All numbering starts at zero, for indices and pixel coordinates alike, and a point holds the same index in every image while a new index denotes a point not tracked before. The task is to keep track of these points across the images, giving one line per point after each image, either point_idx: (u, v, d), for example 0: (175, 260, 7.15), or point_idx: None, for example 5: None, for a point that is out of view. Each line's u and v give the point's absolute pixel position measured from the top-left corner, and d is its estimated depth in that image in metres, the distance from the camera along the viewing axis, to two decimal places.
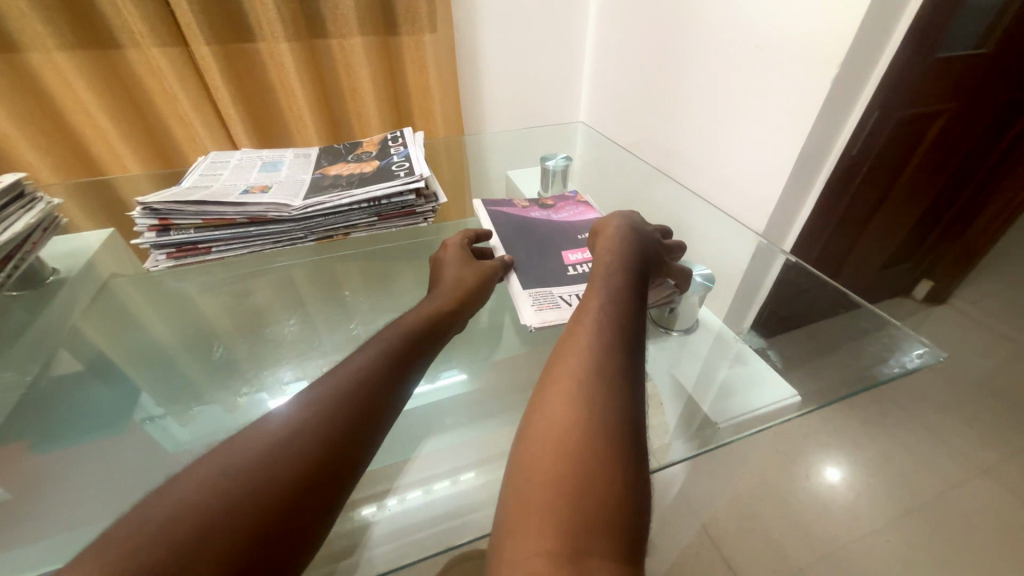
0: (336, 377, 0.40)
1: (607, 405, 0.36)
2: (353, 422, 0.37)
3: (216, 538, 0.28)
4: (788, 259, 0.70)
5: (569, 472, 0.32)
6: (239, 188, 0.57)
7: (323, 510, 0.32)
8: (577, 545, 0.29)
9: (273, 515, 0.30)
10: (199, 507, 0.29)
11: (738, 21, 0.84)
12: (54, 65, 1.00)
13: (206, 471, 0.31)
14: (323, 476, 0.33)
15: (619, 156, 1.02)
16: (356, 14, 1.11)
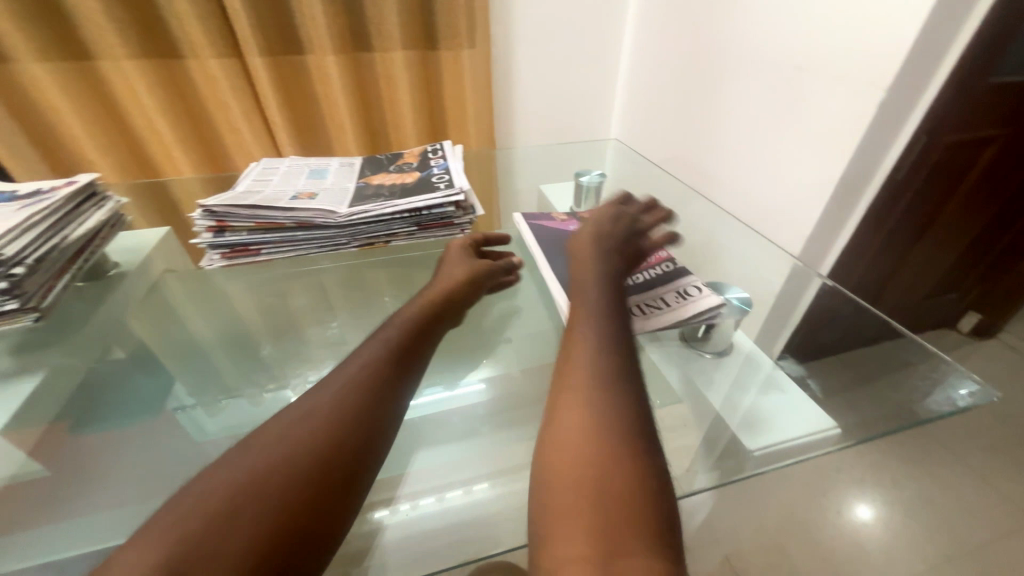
0: (339, 376, 0.42)
1: (622, 409, 0.37)
2: (357, 417, 0.39)
3: (238, 533, 0.31)
4: (824, 283, 0.67)
5: (593, 477, 0.33)
6: (288, 193, 0.61)
7: (334, 498, 0.35)
8: (608, 547, 0.29)
9: (286, 509, 0.33)
10: (221, 505, 0.32)
11: (780, 42, 0.83)
12: (122, 73, 1.07)
13: (224, 473, 0.35)
14: (331, 469, 0.36)
15: (652, 173, 1.01)
16: (400, 30, 1.16)
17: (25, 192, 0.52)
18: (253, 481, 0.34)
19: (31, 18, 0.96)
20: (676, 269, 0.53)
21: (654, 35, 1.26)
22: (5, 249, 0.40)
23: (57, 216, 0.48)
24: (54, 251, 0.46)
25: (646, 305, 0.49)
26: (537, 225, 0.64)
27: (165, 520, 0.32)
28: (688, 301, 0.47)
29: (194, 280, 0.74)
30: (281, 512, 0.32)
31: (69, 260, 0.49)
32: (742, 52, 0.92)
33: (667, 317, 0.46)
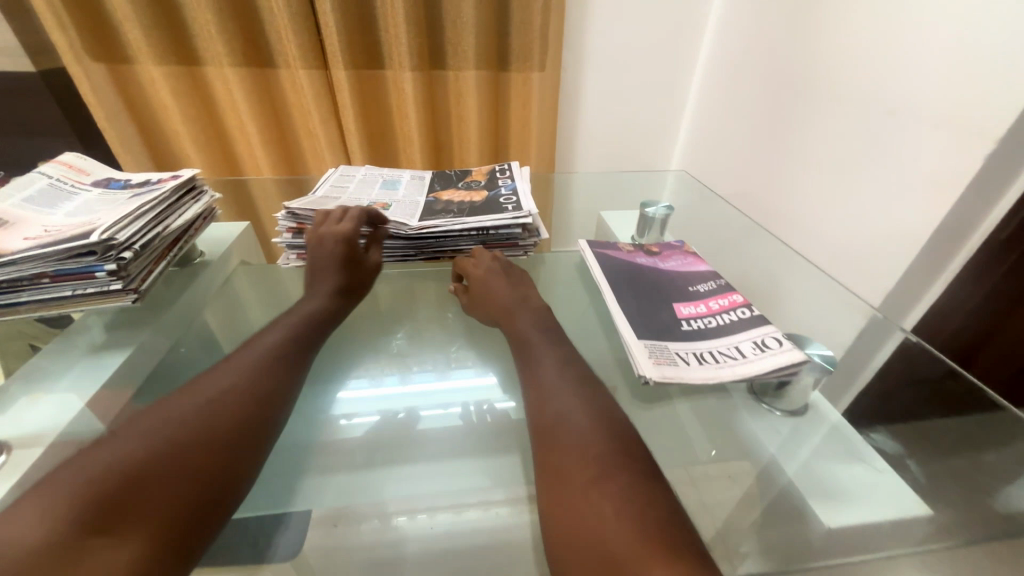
0: (240, 356, 0.50)
1: (605, 429, 0.36)
2: (252, 390, 0.46)
3: (130, 466, 0.36)
4: (907, 338, 0.57)
5: (583, 498, 0.31)
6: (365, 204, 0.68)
7: (216, 449, 0.41)
8: (629, 546, 0.28)
9: (167, 451, 0.38)
10: (130, 449, 0.37)
11: (875, 83, 0.78)
12: (223, 78, 1.18)
13: (139, 428, 0.40)
14: (209, 425, 0.42)
15: (718, 208, 0.98)
16: (475, 51, 1.20)
17: (138, 183, 0.57)
18: (164, 421, 0.40)
19: (157, 27, 1.08)
20: (755, 315, 0.48)
21: (731, 68, 1.22)
22: (118, 235, 0.44)
23: (161, 207, 0.52)
24: (156, 239, 0.50)
25: (720, 353, 0.44)
26: (604, 254, 0.63)
27: (82, 458, 0.37)
28: (770, 353, 0.42)
29: (264, 275, 0.79)
30: (198, 442, 0.40)
31: (166, 248, 0.53)
32: (833, 91, 0.87)
33: (746, 369, 0.41)
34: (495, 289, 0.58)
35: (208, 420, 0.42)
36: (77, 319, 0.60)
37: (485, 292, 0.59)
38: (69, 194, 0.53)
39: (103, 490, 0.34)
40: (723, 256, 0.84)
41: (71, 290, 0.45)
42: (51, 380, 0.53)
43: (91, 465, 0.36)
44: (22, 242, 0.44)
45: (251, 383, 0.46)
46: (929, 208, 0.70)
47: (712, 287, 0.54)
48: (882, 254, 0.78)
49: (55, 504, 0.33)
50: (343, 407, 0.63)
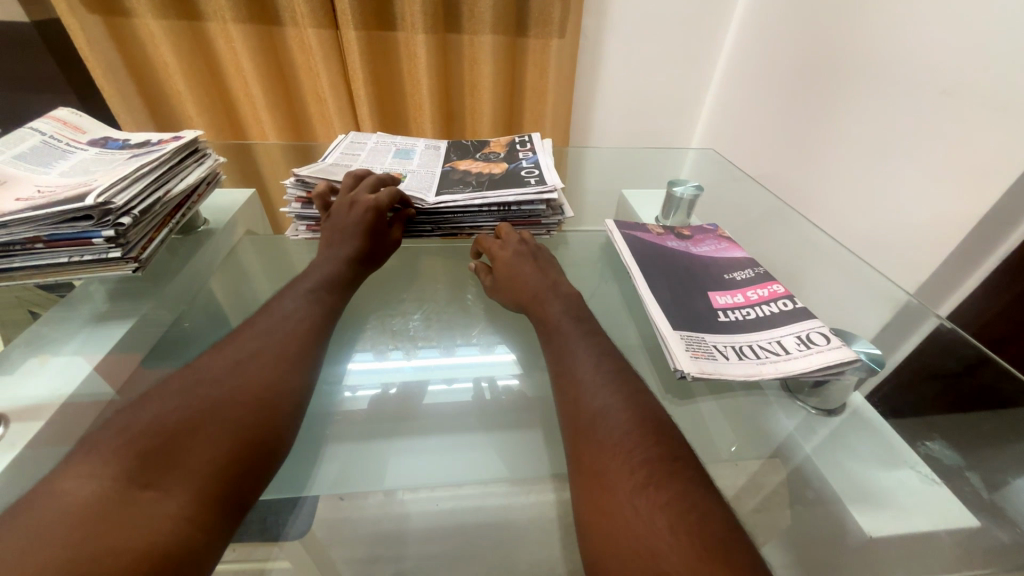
0: (274, 319, 0.48)
1: (648, 431, 0.35)
2: (292, 352, 0.44)
3: (185, 425, 0.35)
4: (940, 324, 0.54)
5: (631, 506, 0.30)
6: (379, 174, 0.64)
7: (265, 410, 0.39)
8: (674, 538, 0.28)
9: (217, 410, 0.37)
10: (179, 410, 0.36)
11: (927, 59, 0.72)
12: (225, 34, 1.11)
13: (178, 386, 0.39)
14: (258, 386, 0.40)
15: (744, 189, 0.93)
16: (492, 14, 1.12)
17: (137, 143, 0.53)
18: (197, 383, 0.39)
19: None
20: (798, 308, 0.46)
21: (765, 39, 1.14)
22: (116, 199, 0.41)
23: (162, 170, 0.49)
24: (157, 205, 0.47)
25: (761, 347, 0.42)
26: (631, 236, 0.59)
27: (116, 420, 0.36)
28: (817, 350, 0.40)
29: (270, 244, 0.75)
30: (235, 403, 0.38)
31: (169, 214, 0.50)
32: (878, 68, 0.81)
33: (790, 365, 0.39)
34: (522, 274, 0.55)
35: (240, 381, 0.40)
36: (78, 285, 0.57)
37: (511, 277, 0.56)
38: (64, 152, 0.49)
39: (144, 451, 0.33)
40: (751, 240, 0.80)
41: (67, 256, 0.42)
42: (51, 349, 0.51)
43: (127, 428, 0.34)
44: (13, 203, 0.41)
45: (280, 347, 0.44)
46: (976, 197, 0.66)
47: (749, 275, 0.52)
48: (921, 244, 0.74)
49: (94, 467, 0.31)
50: (348, 379, 0.61)
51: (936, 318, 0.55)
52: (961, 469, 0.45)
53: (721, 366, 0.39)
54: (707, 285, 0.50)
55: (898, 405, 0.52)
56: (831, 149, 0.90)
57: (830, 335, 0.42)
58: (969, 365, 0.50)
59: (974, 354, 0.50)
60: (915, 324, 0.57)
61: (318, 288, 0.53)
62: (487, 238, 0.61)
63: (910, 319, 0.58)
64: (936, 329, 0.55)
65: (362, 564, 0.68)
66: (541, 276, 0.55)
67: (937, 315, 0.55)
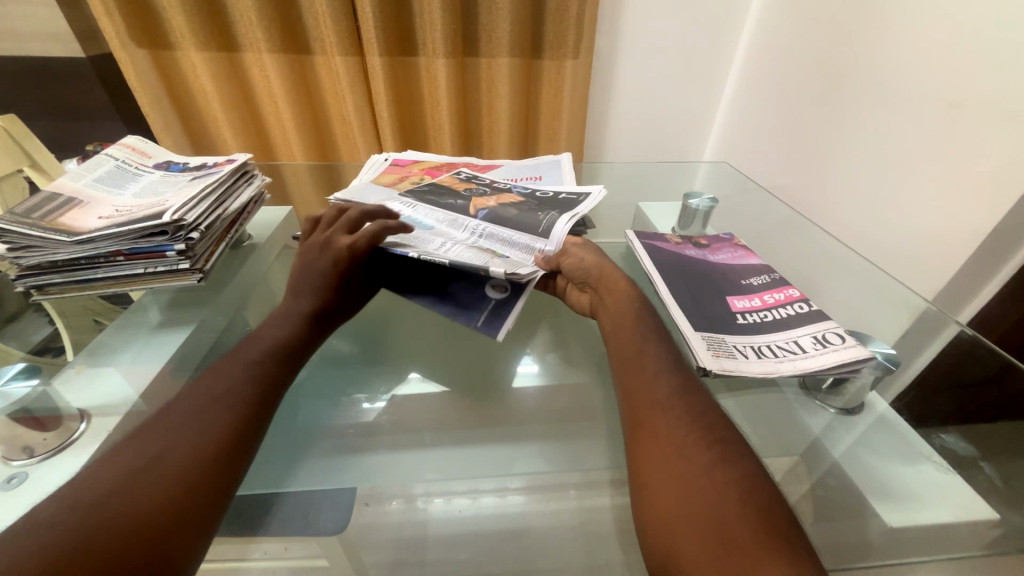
0: (228, 370, 0.44)
1: (715, 418, 0.38)
2: (246, 406, 0.41)
3: (144, 495, 0.33)
4: (961, 332, 0.58)
5: (708, 477, 0.33)
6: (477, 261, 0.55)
7: (224, 473, 0.37)
8: (748, 510, 0.31)
9: (178, 480, 0.34)
10: (136, 478, 0.33)
11: (933, 74, 0.75)
12: (260, 62, 1.19)
13: (129, 453, 0.35)
14: (220, 447, 0.37)
15: (757, 201, 0.95)
16: (509, 38, 1.18)
17: (194, 166, 0.59)
18: (176, 433, 0.37)
19: (197, 10, 1.09)
20: (813, 310, 0.48)
21: (774, 56, 1.18)
22: (186, 216, 0.46)
23: (221, 190, 0.54)
24: (217, 221, 0.52)
25: (779, 347, 0.45)
26: (651, 245, 0.62)
27: (71, 486, 0.33)
28: (833, 348, 0.43)
29: None
30: (214, 458, 0.37)
31: (225, 230, 0.55)
32: (885, 82, 0.84)
33: (807, 363, 0.42)
34: (612, 272, 0.56)
35: (221, 426, 0.39)
36: (138, 297, 0.62)
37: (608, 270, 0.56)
38: (135, 176, 0.55)
39: (140, 514, 0.32)
40: (767, 249, 0.82)
41: (143, 268, 0.47)
42: (117, 355, 0.55)
43: (101, 491, 0.32)
44: (97, 221, 0.46)
45: (257, 388, 0.43)
46: (990, 204, 0.67)
47: (765, 280, 0.54)
48: (937, 251, 0.75)
49: (72, 545, 0.29)
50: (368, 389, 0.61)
51: (956, 325, 0.58)
52: (975, 459, 0.47)
53: (742, 365, 0.42)
54: (724, 291, 0.52)
55: (930, 412, 0.53)
56: (842, 161, 0.93)
57: (846, 335, 0.45)
58: (995, 373, 0.52)
59: (999, 362, 0.53)
60: (936, 331, 0.60)
61: (282, 344, 0.49)
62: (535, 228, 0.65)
63: (931, 326, 0.61)
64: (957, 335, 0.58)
65: (390, 568, 0.70)
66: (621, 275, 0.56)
67: (956, 322, 0.58)
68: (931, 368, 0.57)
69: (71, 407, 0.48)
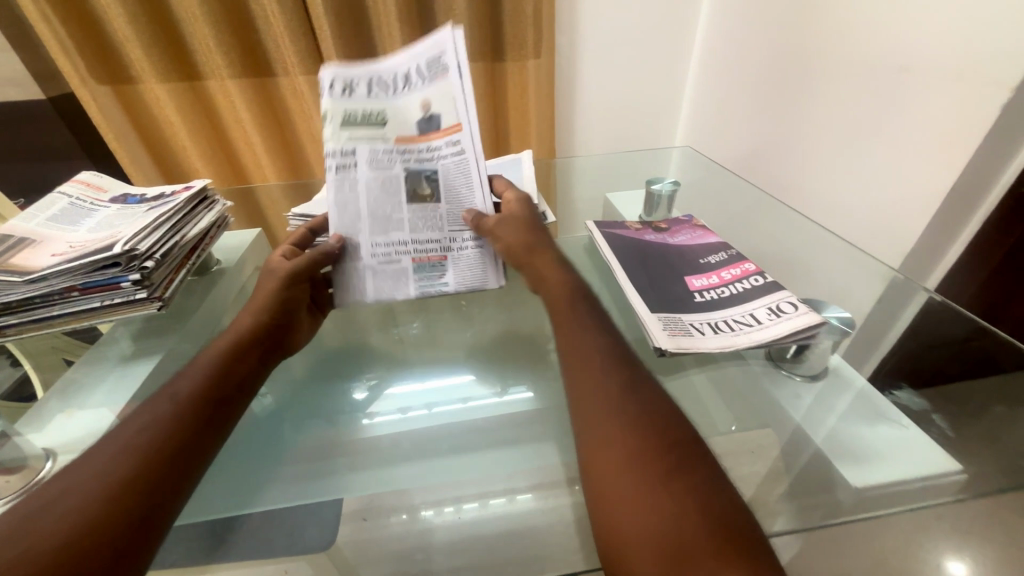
0: (164, 401, 0.44)
1: (656, 424, 0.38)
2: (190, 436, 0.43)
3: (79, 524, 0.33)
4: (932, 297, 0.58)
5: (646, 498, 0.33)
6: (420, 130, 0.61)
7: (170, 496, 0.38)
8: (685, 526, 0.32)
9: (120, 508, 0.35)
10: (79, 507, 0.34)
11: (881, 42, 0.77)
12: (224, 89, 1.19)
13: (75, 479, 0.36)
14: (161, 472, 0.39)
15: (723, 181, 0.97)
16: (470, 43, 1.19)
17: (152, 196, 0.59)
18: (117, 457, 0.38)
19: (154, 41, 1.09)
20: (768, 283, 0.49)
21: (731, 37, 1.20)
22: (139, 245, 0.46)
23: (176, 217, 0.54)
24: (175, 248, 0.52)
25: (735, 321, 0.45)
26: (612, 234, 0.63)
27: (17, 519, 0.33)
28: (787, 317, 0.44)
29: None
30: (155, 483, 0.38)
31: (186, 257, 0.55)
32: (836, 54, 0.86)
33: (762, 334, 0.43)
34: (532, 234, 0.62)
35: (152, 473, 0.38)
36: (106, 331, 0.62)
37: (533, 228, 0.63)
38: (90, 211, 0.55)
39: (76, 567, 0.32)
40: (735, 229, 0.83)
41: (99, 301, 0.47)
42: (88, 391, 0.55)
43: (38, 550, 0.32)
44: (49, 258, 0.46)
45: (191, 433, 0.43)
46: (944, 164, 0.69)
47: (723, 257, 0.55)
48: (899, 214, 0.76)
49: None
50: (364, 406, 0.62)
51: (926, 292, 0.59)
52: (929, 413, 0.48)
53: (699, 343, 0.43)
54: (682, 272, 0.53)
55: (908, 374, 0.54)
56: (802, 136, 0.95)
57: (800, 303, 0.46)
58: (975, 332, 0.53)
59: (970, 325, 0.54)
60: (907, 298, 0.61)
61: (223, 371, 0.49)
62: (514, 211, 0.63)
63: (899, 294, 0.62)
64: (929, 302, 0.58)
65: None
66: (545, 241, 0.63)
67: (925, 289, 0.59)
68: (907, 332, 0.58)
69: (38, 448, 0.48)
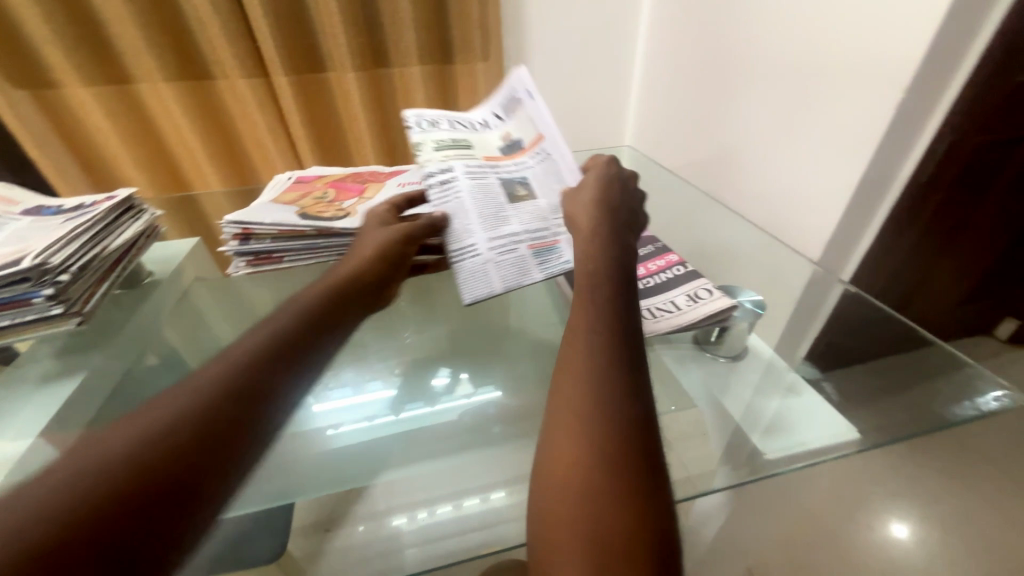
0: (227, 356, 0.37)
1: (625, 432, 0.34)
2: (241, 395, 0.34)
3: (92, 500, 0.26)
4: (846, 289, 0.64)
5: (588, 514, 0.31)
6: (505, 148, 0.71)
7: (212, 472, 0.30)
8: (614, 554, 0.30)
9: (147, 482, 0.28)
10: (95, 476, 0.27)
11: (795, 47, 0.83)
12: (156, 93, 1.13)
13: (111, 440, 0.29)
14: (205, 442, 0.31)
15: (663, 178, 1.02)
16: (417, 46, 1.19)
17: (71, 207, 0.56)
18: (158, 420, 0.31)
19: (75, 42, 1.03)
20: (688, 271, 0.53)
21: (668, 41, 1.26)
22: (52, 259, 0.44)
23: (97, 229, 0.51)
24: (95, 261, 0.49)
25: (658, 309, 0.49)
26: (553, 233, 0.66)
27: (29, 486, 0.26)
28: (702, 303, 0.48)
29: (223, 289, 0.78)
30: (193, 455, 0.30)
31: (108, 269, 0.52)
32: (758, 57, 0.92)
33: (679, 319, 0.47)
34: (613, 194, 0.57)
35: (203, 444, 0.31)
36: (25, 351, 0.59)
37: (610, 190, 0.57)
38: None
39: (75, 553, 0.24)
40: (672, 223, 0.88)
41: (9, 319, 0.44)
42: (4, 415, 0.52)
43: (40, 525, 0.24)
44: None
45: (264, 397, 0.35)
46: (851, 160, 0.76)
47: (651, 250, 0.59)
48: (815, 206, 0.83)
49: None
50: (324, 417, 0.61)
51: (841, 285, 0.65)
52: (820, 381, 0.58)
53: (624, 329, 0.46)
54: None
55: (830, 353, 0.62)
56: (733, 134, 1.01)
57: (715, 290, 0.50)
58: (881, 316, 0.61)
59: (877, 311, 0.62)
60: (825, 290, 0.67)
61: (285, 333, 0.41)
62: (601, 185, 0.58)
63: (820, 286, 0.68)
64: (843, 293, 0.65)
65: None
66: (620, 203, 0.56)
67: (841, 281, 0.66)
68: (828, 320, 0.65)
69: None
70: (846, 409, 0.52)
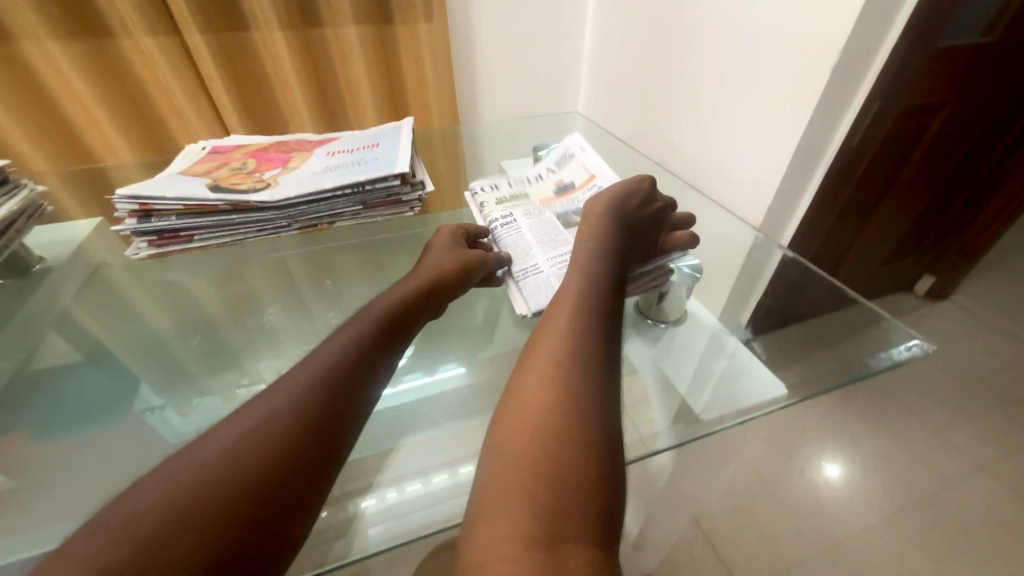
0: (308, 369, 0.39)
1: (573, 414, 0.36)
2: (326, 415, 0.36)
3: (192, 525, 0.28)
4: (787, 254, 0.68)
5: (530, 489, 0.32)
6: (559, 190, 0.71)
7: (304, 492, 0.33)
8: (553, 529, 0.30)
9: (249, 504, 0.30)
10: (189, 495, 0.30)
11: (737, 9, 0.82)
12: (45, 54, 0.99)
13: (204, 457, 0.32)
14: (297, 466, 0.33)
15: (613, 145, 1.01)
16: (351, 2, 1.09)
17: None
18: (246, 439, 0.33)
19: None
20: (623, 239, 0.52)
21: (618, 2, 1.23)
22: None
23: None
24: None
25: (593, 281, 0.48)
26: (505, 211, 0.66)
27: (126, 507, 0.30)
28: None
29: (139, 272, 0.71)
30: (283, 474, 0.32)
31: None
32: (703, 19, 0.91)
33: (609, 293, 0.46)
34: (630, 203, 0.59)
35: (282, 487, 0.32)
36: None
37: (623, 198, 0.59)
38: None
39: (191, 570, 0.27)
40: None
41: None
42: None
43: (149, 544, 0.27)
44: None
45: (342, 417, 0.37)
46: (789, 125, 0.77)
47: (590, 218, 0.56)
48: (757, 172, 0.85)
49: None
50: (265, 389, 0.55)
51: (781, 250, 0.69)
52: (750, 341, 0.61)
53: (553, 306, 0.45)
54: None
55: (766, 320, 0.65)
56: (681, 99, 1.00)
57: None
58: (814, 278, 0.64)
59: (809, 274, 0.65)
60: (766, 255, 0.70)
61: (361, 351, 0.42)
62: (620, 201, 0.59)
63: (763, 252, 0.71)
64: (784, 258, 0.68)
65: None
66: (639, 213, 0.59)
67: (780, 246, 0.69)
68: (770, 284, 0.69)
69: None
70: (778, 366, 0.55)
